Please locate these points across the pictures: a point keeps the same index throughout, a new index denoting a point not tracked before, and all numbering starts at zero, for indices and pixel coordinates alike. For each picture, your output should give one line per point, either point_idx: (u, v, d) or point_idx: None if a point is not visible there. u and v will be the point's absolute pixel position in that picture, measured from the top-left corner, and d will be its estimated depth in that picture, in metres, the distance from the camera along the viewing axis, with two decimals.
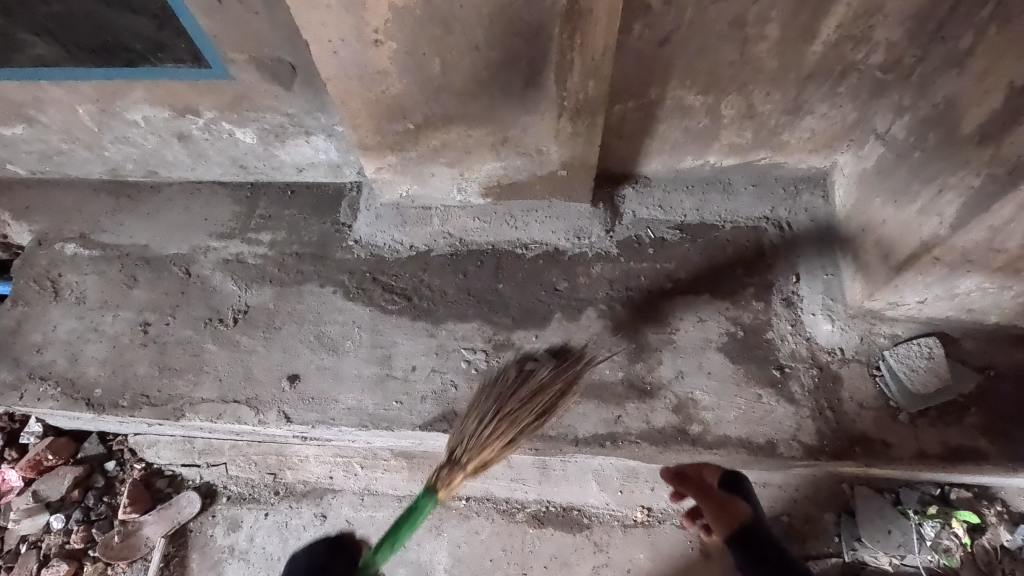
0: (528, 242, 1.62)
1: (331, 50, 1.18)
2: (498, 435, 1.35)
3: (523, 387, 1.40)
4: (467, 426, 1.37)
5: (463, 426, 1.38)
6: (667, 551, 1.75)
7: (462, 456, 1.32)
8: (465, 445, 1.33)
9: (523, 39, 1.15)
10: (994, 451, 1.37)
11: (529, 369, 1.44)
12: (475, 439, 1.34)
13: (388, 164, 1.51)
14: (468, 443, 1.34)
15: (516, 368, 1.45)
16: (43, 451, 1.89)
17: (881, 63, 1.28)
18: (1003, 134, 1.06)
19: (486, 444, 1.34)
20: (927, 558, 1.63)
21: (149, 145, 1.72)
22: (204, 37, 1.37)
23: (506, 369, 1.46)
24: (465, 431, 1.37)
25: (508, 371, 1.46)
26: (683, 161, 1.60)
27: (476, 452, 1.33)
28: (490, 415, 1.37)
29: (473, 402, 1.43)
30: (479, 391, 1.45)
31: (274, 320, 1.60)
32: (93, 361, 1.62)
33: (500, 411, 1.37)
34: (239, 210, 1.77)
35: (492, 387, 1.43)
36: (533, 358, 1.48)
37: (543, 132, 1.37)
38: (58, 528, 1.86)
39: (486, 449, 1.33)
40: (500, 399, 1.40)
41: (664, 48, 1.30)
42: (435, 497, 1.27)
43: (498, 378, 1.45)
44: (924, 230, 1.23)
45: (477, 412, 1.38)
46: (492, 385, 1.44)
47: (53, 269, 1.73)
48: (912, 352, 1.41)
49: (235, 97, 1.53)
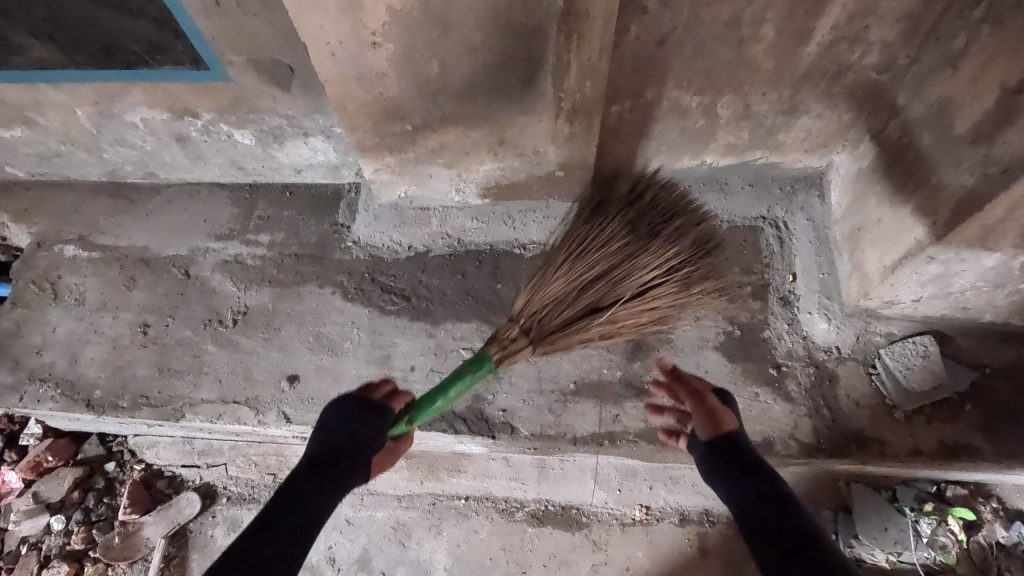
0: (527, 242, 1.63)
1: (329, 52, 1.18)
2: (598, 305, 1.38)
3: (666, 277, 1.41)
4: (560, 268, 1.41)
5: (560, 258, 1.42)
6: (665, 549, 1.76)
7: (544, 313, 1.35)
8: (551, 304, 1.37)
9: (520, 41, 1.16)
10: (989, 449, 1.39)
11: (678, 251, 1.42)
12: (568, 296, 1.38)
13: (386, 165, 1.51)
14: (553, 299, 1.37)
15: (689, 245, 1.45)
16: (43, 452, 1.90)
17: (875, 64, 1.29)
18: (995, 134, 1.07)
19: (589, 305, 1.38)
20: (923, 555, 1.66)
21: (148, 147, 1.72)
22: (202, 39, 1.37)
23: (643, 235, 1.42)
24: (568, 279, 1.39)
25: (652, 241, 1.42)
26: (680, 161, 1.60)
27: (569, 319, 1.36)
28: (591, 278, 1.39)
29: (580, 240, 1.44)
30: (590, 234, 1.44)
31: (274, 320, 1.61)
32: (93, 362, 1.62)
33: (614, 292, 1.39)
34: (238, 210, 1.77)
35: (624, 242, 1.41)
36: (682, 233, 1.45)
37: (540, 133, 1.38)
38: (59, 529, 1.87)
39: (573, 332, 1.37)
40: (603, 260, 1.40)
41: (661, 50, 1.31)
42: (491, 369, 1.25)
43: (628, 239, 1.42)
44: (918, 229, 1.24)
45: (586, 262, 1.40)
46: (636, 245, 1.41)
47: (52, 271, 1.74)
48: (907, 351, 1.41)
49: (233, 98, 1.53)
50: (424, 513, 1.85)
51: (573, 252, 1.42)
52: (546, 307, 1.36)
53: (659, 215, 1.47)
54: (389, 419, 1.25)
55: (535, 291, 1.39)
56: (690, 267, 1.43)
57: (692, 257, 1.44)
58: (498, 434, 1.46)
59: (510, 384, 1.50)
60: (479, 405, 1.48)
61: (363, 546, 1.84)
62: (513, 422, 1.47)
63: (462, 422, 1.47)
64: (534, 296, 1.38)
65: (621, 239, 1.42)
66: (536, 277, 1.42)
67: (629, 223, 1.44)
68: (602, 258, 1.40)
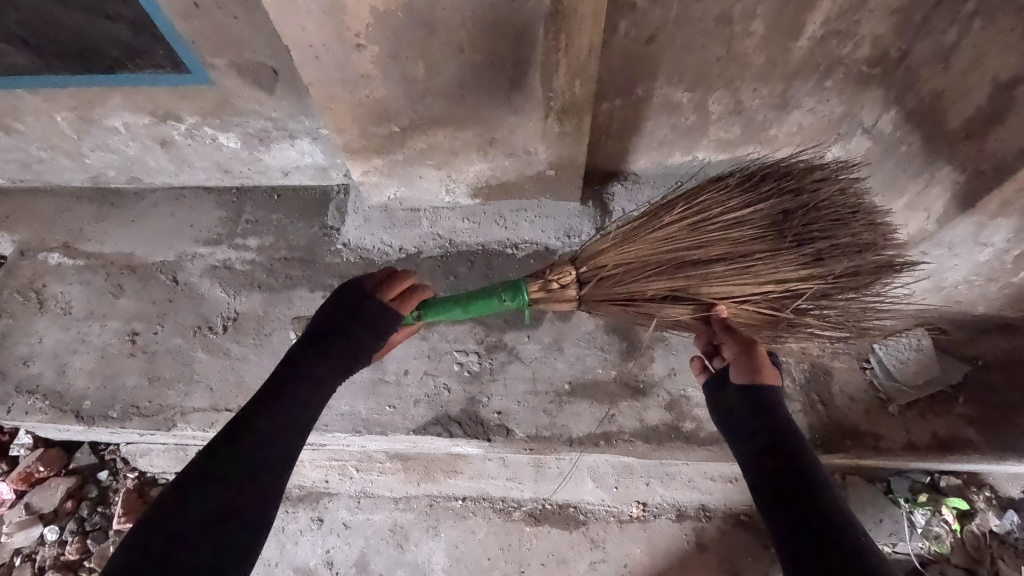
0: (519, 242, 1.61)
1: (312, 54, 1.16)
2: (678, 289, 1.30)
3: (768, 297, 1.29)
4: (663, 227, 1.33)
5: (671, 221, 1.33)
6: (663, 545, 1.76)
7: (608, 274, 1.30)
8: (620, 267, 1.30)
9: (507, 41, 1.14)
10: (983, 441, 1.39)
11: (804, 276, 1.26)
12: (647, 264, 1.30)
13: (374, 167, 1.49)
14: (630, 262, 1.30)
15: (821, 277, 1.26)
16: (34, 463, 1.86)
17: (867, 58, 1.26)
18: (989, 130, 1.09)
19: (665, 283, 1.29)
20: (917, 544, 1.67)
21: (131, 151, 1.69)
22: (182, 42, 1.34)
23: (784, 242, 1.26)
24: (662, 246, 1.31)
25: (784, 256, 1.26)
26: (672, 157, 1.59)
27: (628, 290, 1.30)
28: (688, 258, 1.30)
29: (703, 211, 1.33)
30: (720, 211, 1.32)
31: (264, 326, 1.59)
32: (81, 372, 1.60)
33: (704, 287, 1.29)
34: (226, 214, 1.75)
35: (751, 237, 1.27)
36: (834, 259, 1.25)
37: (531, 132, 1.36)
38: (52, 539, 1.84)
39: (615, 308, 1.32)
40: (706, 258, 1.29)
41: (650, 47, 1.29)
42: (518, 301, 1.23)
43: (755, 242, 1.28)
44: (912, 224, 1.29)
45: (693, 235, 1.30)
46: (768, 247, 1.26)
47: (37, 280, 1.71)
48: (901, 346, 1.43)
49: (216, 102, 1.50)
50: (421, 514, 1.85)
51: (693, 219, 1.32)
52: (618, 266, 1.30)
53: (823, 231, 1.26)
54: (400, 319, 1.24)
55: (623, 237, 1.33)
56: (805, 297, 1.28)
57: (815, 288, 1.27)
58: (494, 436, 1.45)
59: (504, 386, 1.49)
60: (474, 407, 1.48)
61: (360, 550, 1.83)
62: (508, 424, 1.46)
63: (457, 425, 1.47)
64: (616, 248, 1.31)
65: (745, 238, 1.28)
66: (634, 222, 1.35)
67: (767, 231, 1.28)
68: (712, 247, 1.29)
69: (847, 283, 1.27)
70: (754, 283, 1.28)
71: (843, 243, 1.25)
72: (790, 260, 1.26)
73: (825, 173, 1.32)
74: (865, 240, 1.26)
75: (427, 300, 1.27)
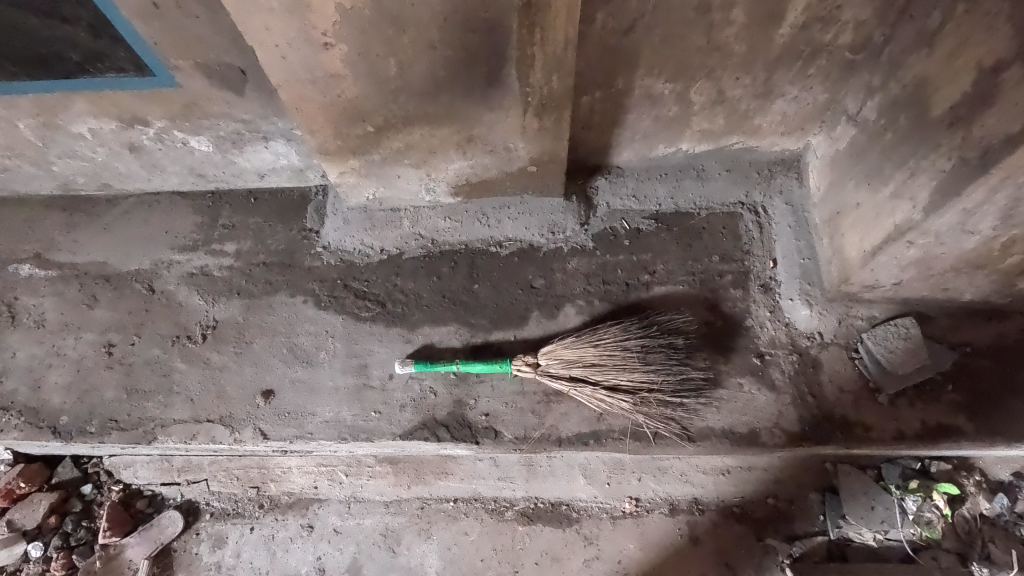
0: (502, 240, 1.59)
1: (279, 55, 1.12)
2: (593, 376, 1.43)
3: (654, 401, 1.41)
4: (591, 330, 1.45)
5: (609, 335, 1.43)
6: (658, 541, 1.75)
7: (554, 360, 1.43)
8: (564, 357, 1.43)
9: (480, 36, 1.10)
10: (973, 428, 1.38)
11: (686, 375, 1.41)
12: (585, 359, 1.42)
13: (351, 168, 1.45)
14: (573, 355, 1.43)
15: (699, 375, 1.42)
16: (15, 480, 1.80)
17: (850, 44, 1.27)
18: (975, 116, 1.05)
19: (584, 370, 1.42)
20: (909, 531, 1.65)
21: (100, 158, 1.63)
22: (144, 43, 1.29)
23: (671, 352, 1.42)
24: (597, 350, 1.42)
25: (666, 361, 1.41)
26: (656, 149, 1.56)
27: (560, 372, 1.43)
28: (605, 356, 1.42)
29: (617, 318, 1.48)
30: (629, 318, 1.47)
31: (244, 334, 1.56)
32: (58, 387, 1.56)
33: (611, 376, 1.43)
34: (202, 220, 1.70)
35: (647, 341, 1.42)
36: (706, 362, 1.45)
37: (509, 129, 1.33)
38: (36, 556, 1.81)
39: (548, 380, 1.44)
40: (613, 357, 1.42)
41: (629, 38, 1.26)
42: (509, 365, 1.44)
43: (666, 368, 1.41)
44: (897, 213, 1.22)
45: (610, 335, 1.43)
46: (656, 351, 1.42)
47: (8, 292, 1.65)
48: (888, 334, 1.39)
49: (183, 104, 1.45)
50: (412, 517, 1.83)
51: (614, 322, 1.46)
52: (554, 355, 1.43)
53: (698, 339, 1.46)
54: (445, 360, 1.47)
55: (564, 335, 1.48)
56: (691, 392, 1.42)
57: (699, 384, 1.43)
58: (482, 439, 1.43)
59: (491, 388, 1.48)
60: (461, 410, 1.46)
61: (353, 555, 1.81)
62: (497, 426, 1.44)
63: (445, 428, 1.44)
64: (568, 342, 1.43)
65: (658, 363, 1.41)
66: (577, 328, 1.49)
67: (678, 359, 1.42)
68: (635, 358, 1.41)
69: (717, 377, 1.44)
70: (646, 378, 1.41)
71: (711, 346, 1.47)
72: (677, 364, 1.41)
73: (704, 274, 1.52)
74: (729, 342, 1.47)
75: (466, 359, 1.47)
